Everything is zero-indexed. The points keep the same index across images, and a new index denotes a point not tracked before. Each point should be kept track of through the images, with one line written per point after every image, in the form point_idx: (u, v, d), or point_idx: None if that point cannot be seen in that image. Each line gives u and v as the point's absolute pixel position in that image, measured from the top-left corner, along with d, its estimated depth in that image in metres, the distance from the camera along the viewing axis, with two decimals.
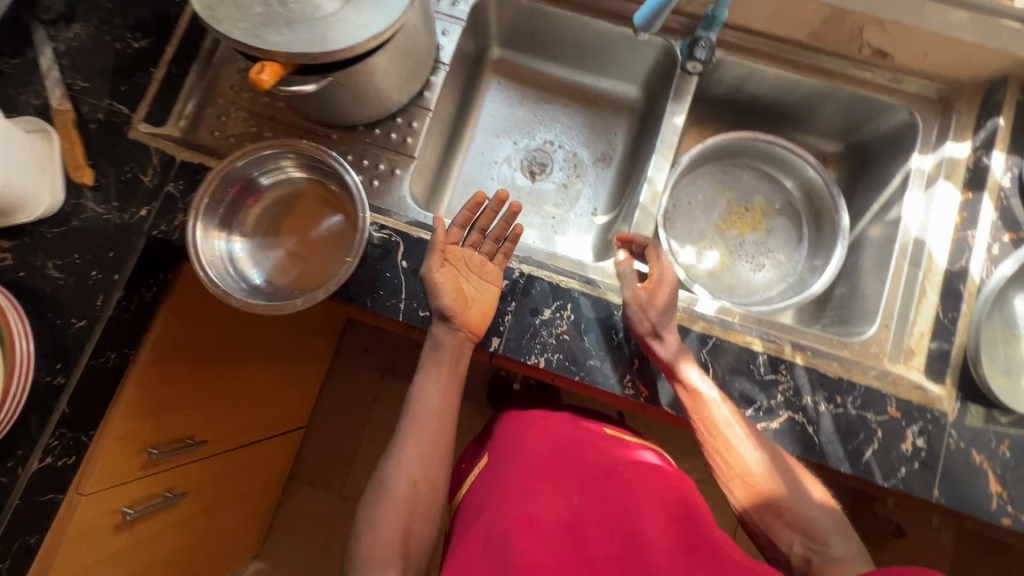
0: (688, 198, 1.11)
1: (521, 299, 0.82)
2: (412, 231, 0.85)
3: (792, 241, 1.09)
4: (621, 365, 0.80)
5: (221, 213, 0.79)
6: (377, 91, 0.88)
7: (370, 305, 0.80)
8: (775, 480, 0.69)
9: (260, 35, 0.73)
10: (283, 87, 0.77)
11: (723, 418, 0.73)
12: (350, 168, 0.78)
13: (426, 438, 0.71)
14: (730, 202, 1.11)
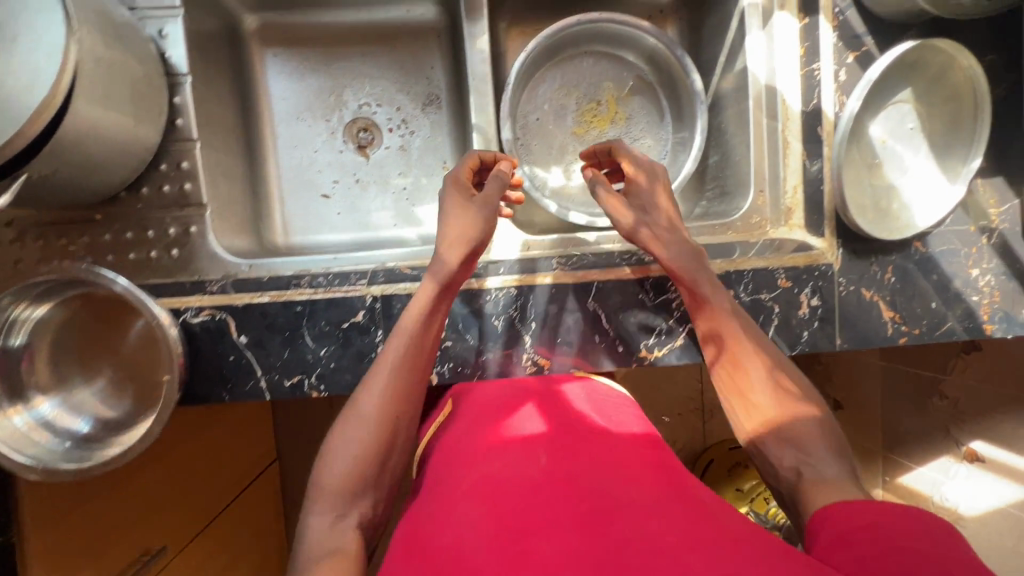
0: (535, 114, 0.98)
1: (386, 325, 0.73)
2: (234, 300, 0.71)
3: (656, 119, 1.00)
4: (515, 347, 0.74)
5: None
6: (110, 150, 0.69)
7: (229, 397, 0.71)
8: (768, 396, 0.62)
9: None
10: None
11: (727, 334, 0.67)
12: (111, 274, 0.63)
13: (376, 406, 0.64)
14: (580, 101, 0.99)
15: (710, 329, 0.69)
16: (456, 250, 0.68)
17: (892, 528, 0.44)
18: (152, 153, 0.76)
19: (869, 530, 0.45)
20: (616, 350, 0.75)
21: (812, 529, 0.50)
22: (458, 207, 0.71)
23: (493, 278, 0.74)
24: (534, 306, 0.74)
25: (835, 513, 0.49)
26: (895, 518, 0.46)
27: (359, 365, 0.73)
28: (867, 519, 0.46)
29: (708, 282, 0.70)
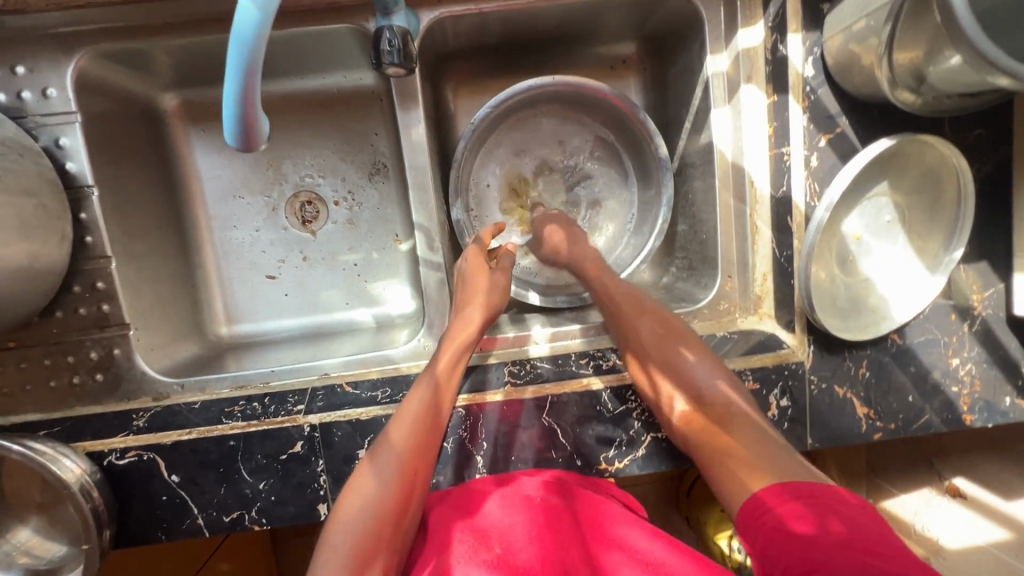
0: (491, 183, 0.90)
1: (327, 454, 0.68)
2: (162, 437, 0.67)
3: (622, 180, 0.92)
4: (466, 469, 0.70)
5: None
6: (12, 291, 0.63)
7: (165, 537, 0.67)
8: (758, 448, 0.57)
9: None
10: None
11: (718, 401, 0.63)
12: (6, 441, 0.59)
13: (370, 514, 0.56)
14: (538, 166, 0.91)
15: (689, 396, 0.65)
16: (477, 311, 0.72)
17: (813, 510, 0.47)
18: (63, 275, 0.69)
19: (795, 522, 0.47)
20: (574, 465, 0.71)
21: (747, 523, 0.51)
22: (478, 270, 0.74)
23: None
24: (485, 425, 0.70)
25: (767, 500, 0.51)
26: (813, 495, 0.49)
27: (300, 497, 0.68)
28: (785, 507, 0.49)
29: (698, 354, 0.68)
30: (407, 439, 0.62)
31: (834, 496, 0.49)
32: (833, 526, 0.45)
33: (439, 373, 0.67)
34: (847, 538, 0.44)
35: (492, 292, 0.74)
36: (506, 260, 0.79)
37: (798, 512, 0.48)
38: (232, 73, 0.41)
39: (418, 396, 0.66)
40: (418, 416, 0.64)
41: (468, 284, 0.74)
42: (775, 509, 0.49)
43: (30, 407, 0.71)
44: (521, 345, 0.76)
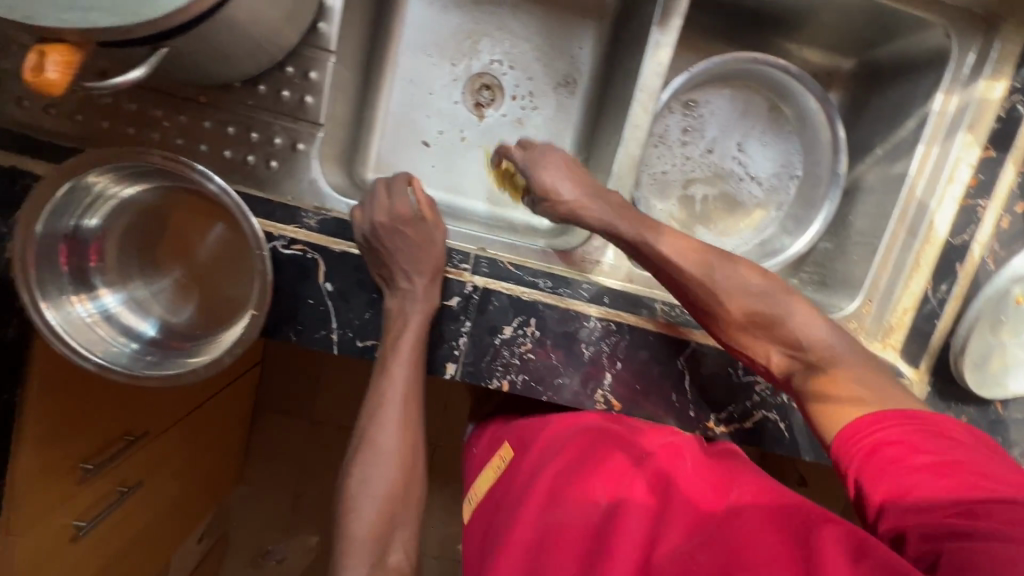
0: (676, 131, 0.91)
1: (476, 319, 0.69)
2: (333, 244, 0.66)
3: (786, 165, 0.94)
4: (592, 379, 0.72)
5: (63, 267, 0.59)
6: (253, 47, 0.61)
7: (295, 340, 0.67)
8: (834, 342, 0.60)
9: None
10: (90, 85, 0.50)
11: (811, 331, 0.60)
12: (208, 172, 0.59)
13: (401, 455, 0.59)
14: (722, 130, 0.92)
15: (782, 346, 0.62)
16: (425, 281, 0.63)
17: (914, 442, 0.51)
18: (285, 52, 0.67)
19: (899, 459, 0.51)
20: (686, 414, 0.74)
21: (836, 450, 0.56)
22: (397, 254, 0.62)
23: (597, 307, 0.71)
24: (625, 348, 0.71)
25: (858, 427, 0.55)
26: (916, 425, 0.53)
27: (434, 349, 0.69)
28: (887, 431, 0.53)
29: (747, 270, 0.63)
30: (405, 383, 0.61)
31: (936, 431, 0.52)
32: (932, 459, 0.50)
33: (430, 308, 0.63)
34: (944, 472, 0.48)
35: (431, 256, 0.64)
36: (408, 204, 0.63)
37: (900, 447, 0.52)
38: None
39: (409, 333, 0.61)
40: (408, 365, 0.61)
41: (410, 257, 0.62)
42: (874, 435, 0.54)
43: None
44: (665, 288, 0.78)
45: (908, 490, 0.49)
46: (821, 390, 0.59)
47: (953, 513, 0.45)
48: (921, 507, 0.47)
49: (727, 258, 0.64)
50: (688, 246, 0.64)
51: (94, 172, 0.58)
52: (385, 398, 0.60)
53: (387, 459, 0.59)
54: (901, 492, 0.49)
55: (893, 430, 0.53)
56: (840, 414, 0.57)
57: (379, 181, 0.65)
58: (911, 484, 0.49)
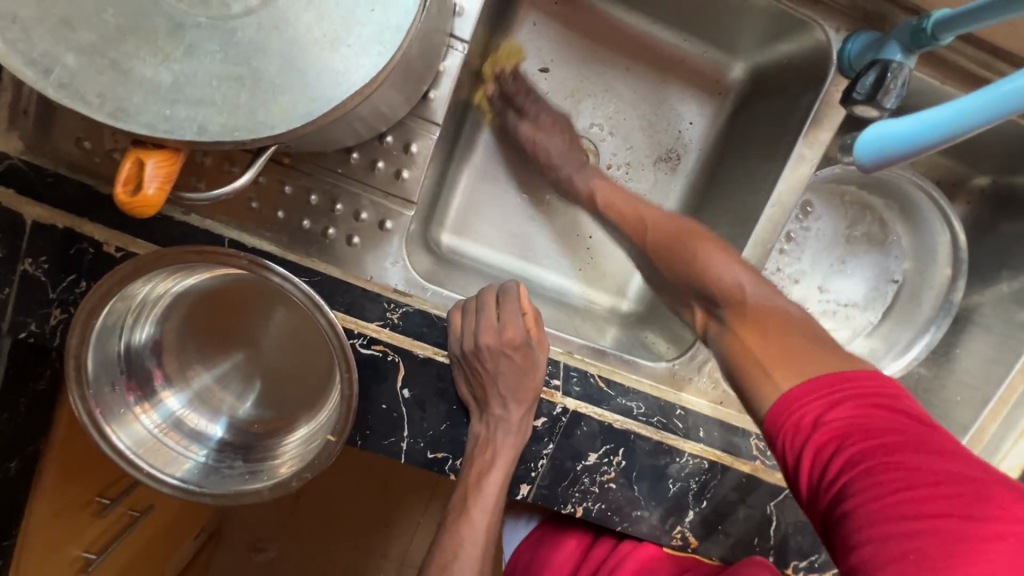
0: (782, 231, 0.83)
1: (560, 442, 0.62)
2: (417, 347, 0.59)
3: (882, 272, 0.85)
4: (672, 515, 0.66)
5: (121, 381, 0.51)
6: (355, 122, 0.53)
7: (359, 445, 0.59)
8: (783, 324, 0.55)
9: (140, 93, 0.37)
10: (189, 196, 0.43)
11: (760, 306, 0.57)
12: (277, 269, 0.49)
13: None
14: (820, 241, 0.84)
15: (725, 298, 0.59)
16: (521, 406, 0.58)
17: (850, 404, 0.45)
18: (388, 122, 0.59)
19: (830, 425, 0.45)
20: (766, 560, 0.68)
21: (769, 432, 0.49)
22: (511, 384, 0.58)
23: (692, 442, 0.65)
24: (715, 488, 0.65)
25: (787, 404, 0.48)
26: (837, 393, 0.46)
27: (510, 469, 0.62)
28: (796, 416, 0.47)
29: (749, 272, 0.59)
30: (482, 526, 0.57)
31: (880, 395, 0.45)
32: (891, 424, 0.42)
33: (518, 443, 0.58)
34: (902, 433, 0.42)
35: (530, 384, 0.59)
36: (517, 327, 0.58)
37: (845, 402, 0.45)
38: (986, 109, 0.39)
39: (495, 472, 0.57)
40: (491, 507, 0.57)
41: (511, 385, 0.58)
42: (800, 413, 0.47)
43: (268, 235, 0.60)
44: None
45: (853, 468, 0.41)
46: (744, 335, 0.56)
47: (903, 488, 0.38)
48: (870, 489, 0.40)
49: (712, 245, 0.62)
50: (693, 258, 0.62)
51: (143, 278, 0.48)
52: (460, 550, 0.56)
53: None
54: (836, 481, 0.42)
55: (819, 402, 0.46)
56: (743, 347, 0.56)
57: (489, 292, 0.60)
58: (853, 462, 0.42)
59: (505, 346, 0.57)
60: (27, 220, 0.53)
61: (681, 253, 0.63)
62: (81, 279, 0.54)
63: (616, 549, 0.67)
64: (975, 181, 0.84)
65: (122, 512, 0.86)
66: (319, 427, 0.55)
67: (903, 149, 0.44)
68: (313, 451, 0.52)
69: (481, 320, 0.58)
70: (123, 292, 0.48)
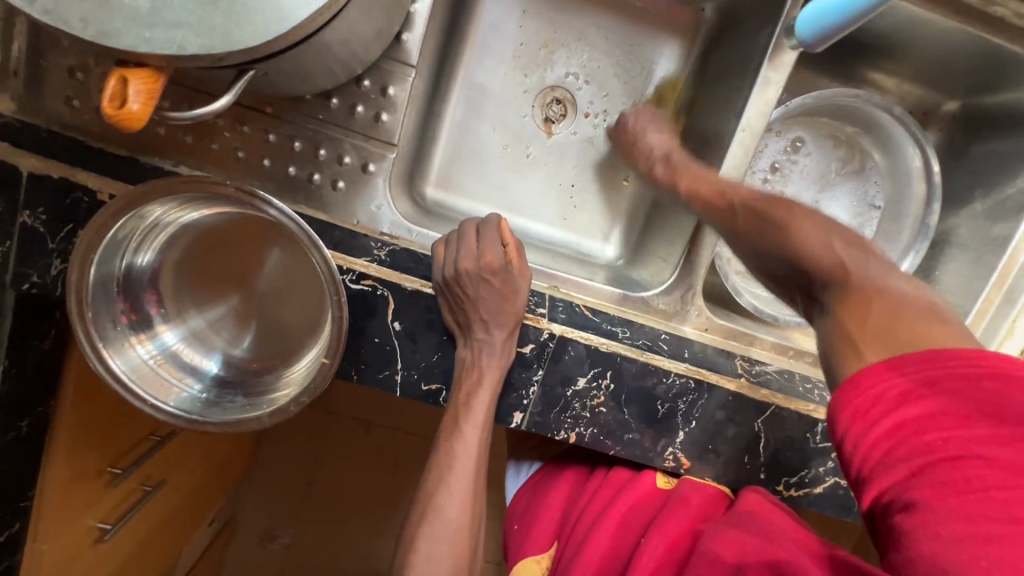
0: (766, 163, 0.85)
1: (550, 368, 0.64)
2: (405, 281, 0.61)
3: (864, 199, 0.88)
4: (663, 436, 0.68)
5: (119, 313, 0.54)
6: (331, 61, 0.55)
7: (356, 380, 0.61)
8: (889, 301, 0.48)
9: (119, 18, 0.39)
10: (173, 116, 0.44)
11: (868, 283, 0.50)
12: (267, 197, 0.50)
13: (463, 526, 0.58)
14: (808, 179, 0.87)
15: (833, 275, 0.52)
16: (505, 329, 0.61)
17: (934, 389, 0.40)
18: (364, 66, 0.61)
19: (905, 410, 0.40)
20: (757, 476, 0.70)
21: (833, 408, 0.45)
22: (493, 306, 0.61)
23: (676, 363, 0.67)
24: (702, 407, 0.67)
25: (868, 381, 0.43)
26: (926, 376, 0.41)
27: (502, 397, 0.65)
28: (867, 395, 0.43)
29: (857, 252, 0.53)
30: (474, 445, 0.60)
31: (978, 372, 0.39)
32: (978, 418, 0.38)
33: (504, 365, 0.61)
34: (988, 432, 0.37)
35: (513, 309, 0.61)
36: (495, 252, 0.62)
37: (927, 387, 0.40)
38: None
39: (484, 393, 0.60)
40: (484, 427, 0.60)
41: (492, 309, 0.61)
42: (875, 395, 0.42)
43: (255, 183, 0.63)
44: (740, 339, 0.74)
45: (920, 467, 0.39)
46: (845, 312, 0.49)
47: (972, 498, 0.36)
48: (931, 492, 0.38)
49: (808, 221, 0.58)
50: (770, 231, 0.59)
51: (139, 212, 0.51)
52: (455, 460, 0.60)
53: (453, 529, 0.58)
54: (898, 475, 0.40)
55: (899, 383, 0.41)
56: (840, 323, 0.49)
57: (469, 225, 0.64)
58: (921, 460, 0.39)
59: (484, 270, 0.60)
60: (22, 172, 0.55)
61: (768, 226, 0.60)
62: (78, 228, 0.56)
63: (612, 477, 0.71)
64: (945, 108, 0.86)
65: (133, 487, 0.89)
66: (311, 360, 0.58)
67: (840, 19, 0.52)
68: (304, 384, 0.55)
69: (464, 248, 0.62)
70: (116, 227, 0.50)
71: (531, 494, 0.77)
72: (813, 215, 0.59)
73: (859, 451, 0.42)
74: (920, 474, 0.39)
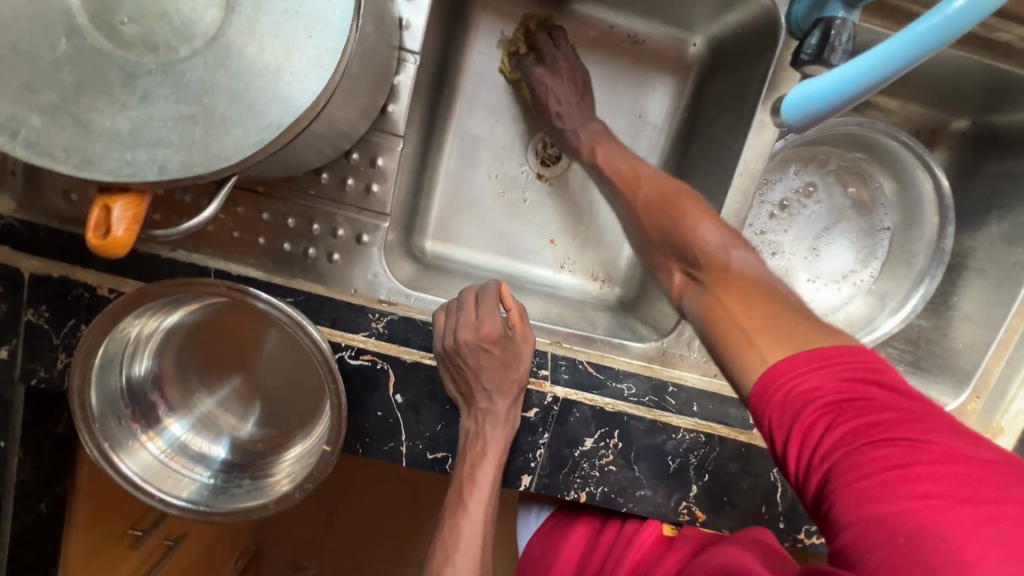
0: (777, 196, 0.83)
1: (555, 430, 0.64)
2: (404, 353, 0.61)
3: (869, 227, 0.85)
4: (676, 491, 0.66)
5: (125, 413, 0.54)
6: (318, 144, 0.55)
7: (361, 453, 0.61)
8: (767, 295, 0.49)
9: (101, 142, 0.40)
10: (160, 232, 0.47)
11: (738, 272, 0.53)
12: (259, 291, 0.51)
13: None
14: (815, 225, 0.84)
15: (709, 258, 0.55)
16: (507, 397, 0.60)
17: (830, 380, 0.40)
18: (352, 140, 0.61)
19: (809, 403, 0.40)
20: (776, 526, 0.68)
21: (755, 411, 0.43)
22: (494, 376, 0.59)
23: (685, 417, 0.66)
24: (714, 459, 0.66)
25: (774, 377, 0.42)
26: (824, 370, 0.41)
27: (509, 461, 0.64)
28: (772, 398, 0.42)
29: (744, 250, 0.55)
30: (477, 519, 0.59)
31: (867, 373, 0.40)
32: (875, 404, 0.38)
33: (508, 435, 0.60)
34: (888, 411, 0.38)
35: (515, 376, 0.60)
36: (495, 322, 0.59)
37: (830, 388, 0.40)
38: (892, 58, 0.44)
39: (486, 466, 0.59)
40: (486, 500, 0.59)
41: (494, 376, 0.59)
42: (781, 396, 0.41)
43: (252, 261, 0.63)
44: None
45: (846, 460, 0.37)
46: (722, 298, 0.52)
47: (894, 471, 0.35)
48: (860, 476, 0.36)
49: (708, 221, 0.58)
50: (675, 223, 0.60)
51: (136, 313, 0.51)
52: (461, 536, 0.58)
53: None
54: (822, 464, 0.39)
55: (808, 380, 0.41)
56: (722, 306, 0.51)
57: (469, 291, 0.62)
58: (838, 446, 0.38)
59: (484, 341, 0.58)
60: (25, 274, 0.56)
61: (666, 216, 0.61)
62: (80, 323, 0.57)
63: (623, 529, 0.68)
64: (953, 126, 0.83)
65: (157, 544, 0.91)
66: (316, 440, 0.58)
67: (829, 101, 0.50)
68: (308, 467, 0.55)
69: (462, 317, 0.59)
70: (116, 331, 0.51)
71: (541, 549, 0.74)
72: (709, 208, 0.60)
73: (787, 457, 0.41)
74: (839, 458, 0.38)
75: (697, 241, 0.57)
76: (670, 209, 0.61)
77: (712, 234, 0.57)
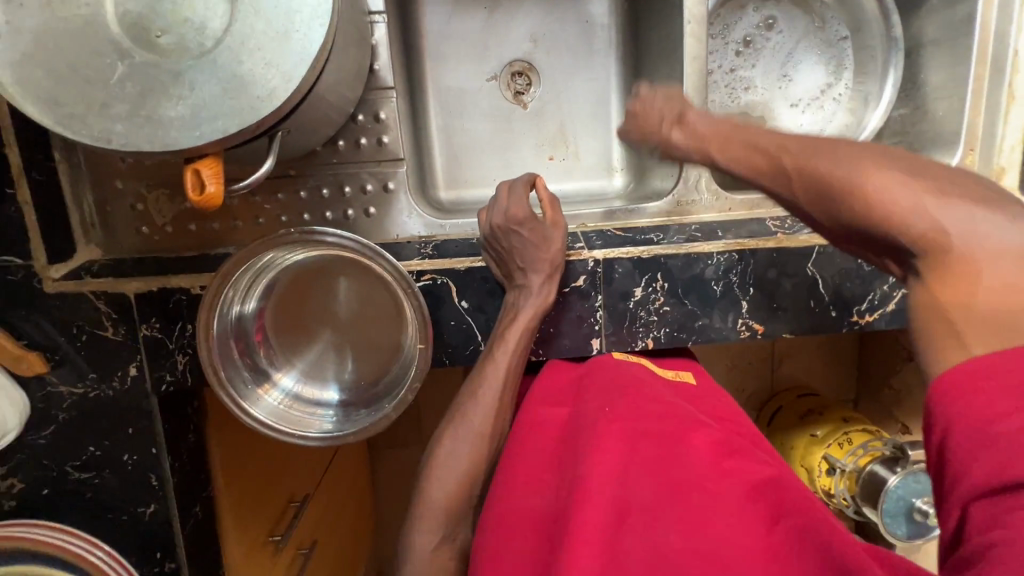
0: (739, 35, 0.88)
1: (606, 290, 0.71)
2: (456, 263, 0.69)
3: (829, 39, 0.90)
4: (730, 311, 0.73)
5: (245, 372, 0.64)
6: (328, 106, 0.63)
7: (449, 362, 0.70)
8: (1008, 270, 0.36)
9: (174, 129, 0.49)
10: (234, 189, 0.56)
11: (967, 252, 0.38)
12: (323, 230, 0.59)
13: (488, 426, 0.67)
14: (779, 54, 0.89)
15: (909, 221, 0.40)
16: (545, 268, 0.67)
17: None
18: (353, 104, 0.70)
19: (1006, 420, 0.33)
20: (829, 315, 0.74)
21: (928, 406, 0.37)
22: (531, 252, 0.67)
23: (715, 243, 0.72)
24: (753, 272, 0.72)
25: (991, 366, 0.35)
26: None
27: (576, 330, 0.72)
28: (958, 414, 0.35)
29: (948, 197, 0.40)
30: (508, 371, 0.67)
31: None
32: None
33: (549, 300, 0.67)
34: None
35: (549, 253, 0.67)
36: (523, 205, 0.67)
37: None
38: None
39: (517, 328, 0.66)
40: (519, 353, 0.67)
41: (529, 253, 0.67)
42: (980, 395, 0.34)
43: None
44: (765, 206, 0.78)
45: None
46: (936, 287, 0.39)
47: None
48: None
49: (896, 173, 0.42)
50: (837, 187, 0.44)
51: (229, 285, 0.61)
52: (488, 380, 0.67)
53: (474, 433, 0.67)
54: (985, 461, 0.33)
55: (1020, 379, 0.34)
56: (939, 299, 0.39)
57: (503, 185, 0.71)
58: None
59: (514, 222, 0.66)
60: (130, 296, 0.65)
61: (838, 195, 0.44)
62: (186, 324, 0.66)
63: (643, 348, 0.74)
64: None
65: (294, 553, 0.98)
66: (406, 357, 0.66)
67: None
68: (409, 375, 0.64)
69: (500, 211, 0.68)
70: (216, 304, 0.61)
71: None
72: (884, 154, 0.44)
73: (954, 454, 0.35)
74: (1022, 493, 0.31)
75: (899, 202, 0.41)
76: (878, 169, 0.42)
77: (908, 196, 0.41)
